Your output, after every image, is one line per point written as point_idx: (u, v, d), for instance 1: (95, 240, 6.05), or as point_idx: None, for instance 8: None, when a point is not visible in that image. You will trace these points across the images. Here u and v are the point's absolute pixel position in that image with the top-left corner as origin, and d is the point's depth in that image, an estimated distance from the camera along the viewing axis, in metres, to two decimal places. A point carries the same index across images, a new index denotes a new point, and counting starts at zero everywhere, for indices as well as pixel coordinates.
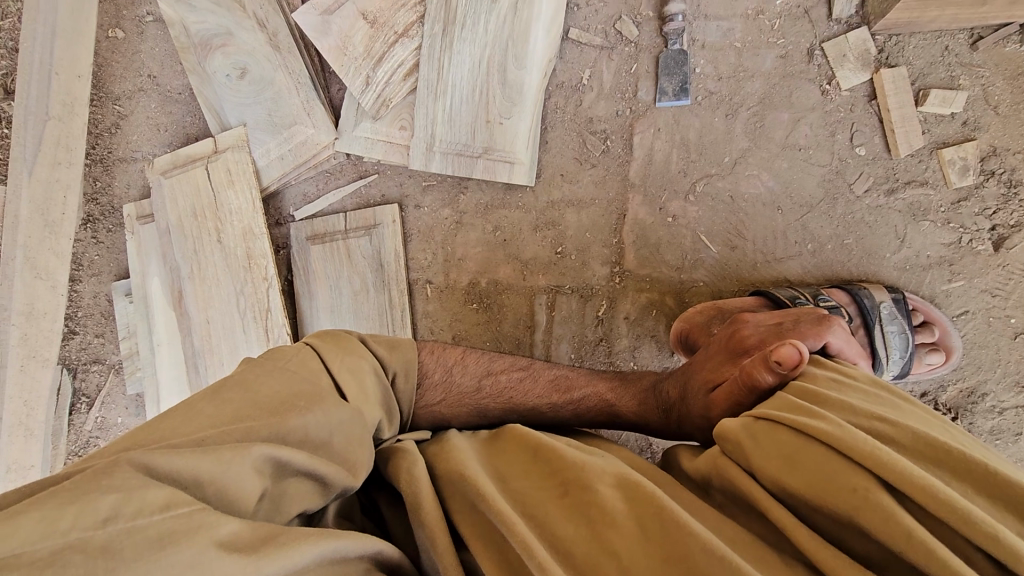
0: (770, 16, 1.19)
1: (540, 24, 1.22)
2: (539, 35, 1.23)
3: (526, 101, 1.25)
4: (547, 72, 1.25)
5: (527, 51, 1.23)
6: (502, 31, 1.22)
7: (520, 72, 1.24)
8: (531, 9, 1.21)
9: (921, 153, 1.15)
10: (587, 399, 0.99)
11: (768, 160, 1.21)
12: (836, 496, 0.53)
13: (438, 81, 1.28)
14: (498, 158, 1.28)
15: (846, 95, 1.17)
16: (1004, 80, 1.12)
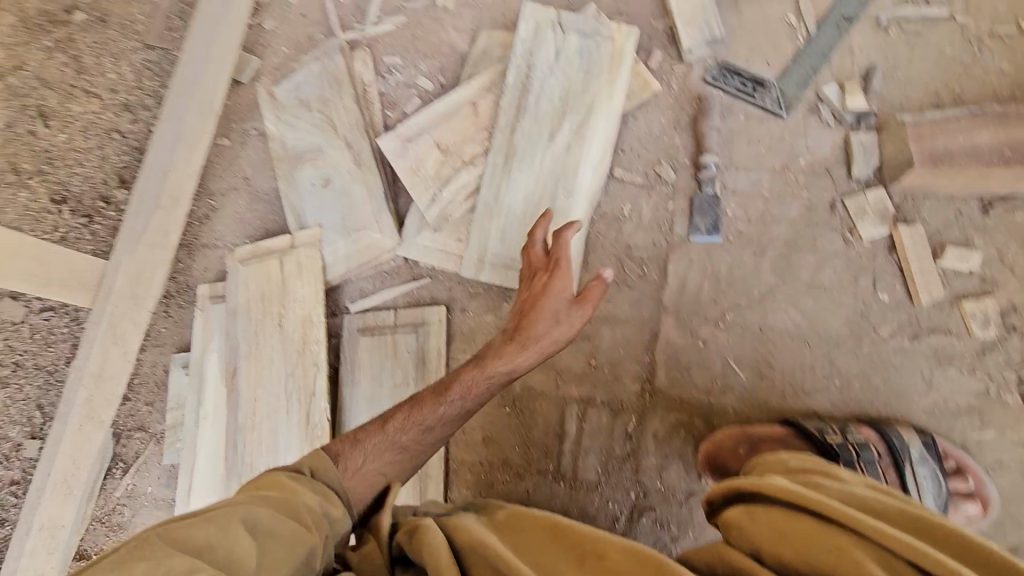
0: (794, 172, 1.34)
1: (589, 162, 1.40)
2: (586, 170, 1.39)
3: (571, 227, 1.39)
4: (592, 203, 1.40)
5: (577, 181, 1.39)
6: (556, 164, 1.40)
7: (570, 197, 1.39)
8: (582, 148, 1.39)
9: (943, 303, 1.22)
10: (468, 384, 1.08)
11: (795, 296, 1.29)
12: (832, 556, 0.71)
13: (496, 203, 1.45)
14: None
15: (867, 244, 1.27)
16: (1016, 243, 1.22)
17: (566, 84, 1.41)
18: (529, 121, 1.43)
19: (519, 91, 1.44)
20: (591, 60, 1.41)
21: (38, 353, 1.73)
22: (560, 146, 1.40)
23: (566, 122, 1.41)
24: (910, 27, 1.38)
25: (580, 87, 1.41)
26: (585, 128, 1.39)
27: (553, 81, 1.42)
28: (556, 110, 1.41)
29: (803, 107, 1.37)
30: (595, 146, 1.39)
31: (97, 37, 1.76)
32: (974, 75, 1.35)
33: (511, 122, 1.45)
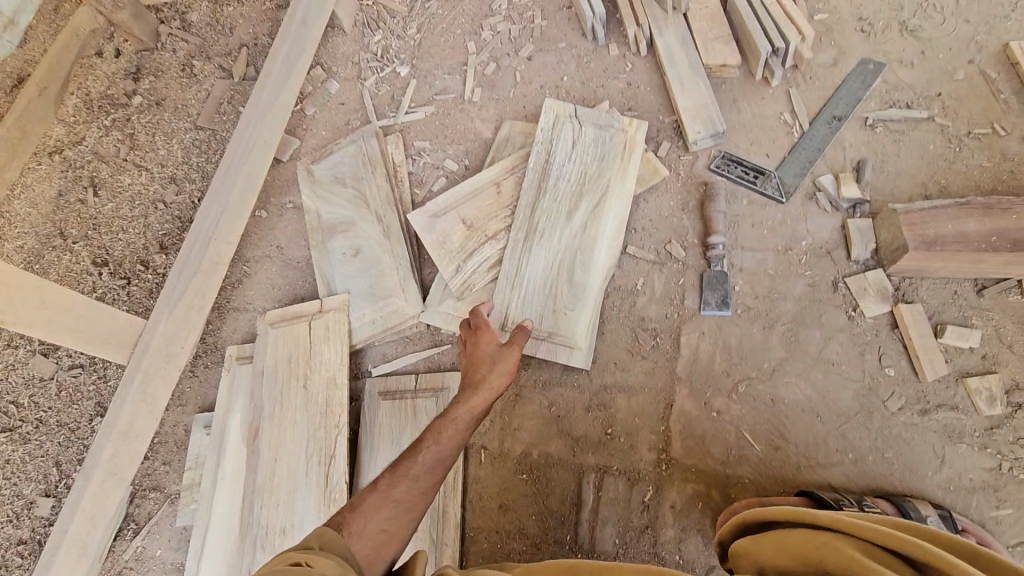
0: (797, 253, 1.44)
1: (604, 240, 1.50)
2: (602, 247, 1.49)
3: (588, 298, 1.46)
4: (607, 276, 1.48)
5: (593, 258, 1.48)
6: (574, 241, 1.50)
7: (588, 272, 1.47)
8: (596, 227, 1.50)
9: (948, 379, 1.27)
10: (440, 430, 1.16)
11: (804, 369, 1.34)
12: (816, 559, 0.74)
13: (517, 275, 1.51)
14: (560, 342, 1.44)
15: (870, 320, 1.34)
16: (1012, 323, 1.28)
17: (583, 169, 1.55)
18: (548, 202, 1.54)
19: (539, 175, 1.57)
20: (604, 149, 1.55)
21: (62, 410, 1.78)
22: (577, 225, 1.51)
23: (583, 203, 1.53)
24: (893, 128, 1.54)
25: (595, 173, 1.54)
26: (600, 209, 1.51)
27: (571, 166, 1.56)
28: (573, 193, 1.53)
29: (801, 194, 1.50)
30: (609, 225, 1.50)
31: (152, 119, 1.95)
32: (957, 168, 1.47)
33: (531, 202, 1.56)
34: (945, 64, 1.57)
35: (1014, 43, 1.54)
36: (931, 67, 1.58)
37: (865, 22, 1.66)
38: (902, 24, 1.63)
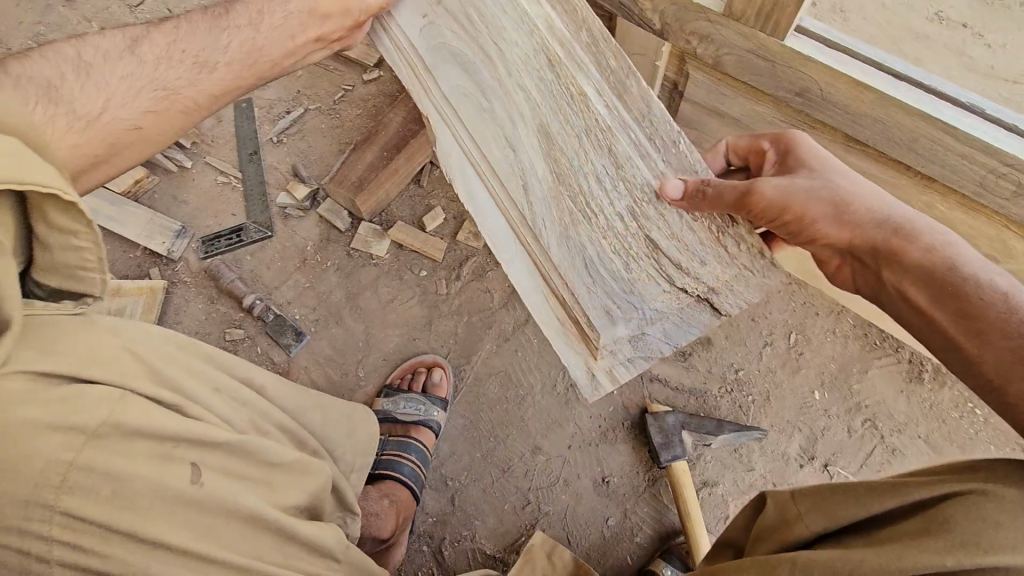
0: (310, 257, 1.63)
1: (489, 135, 0.87)
2: (457, 79, 0.89)
3: (526, 158, 0.85)
4: (561, 212, 0.84)
5: (399, 57, 0.94)
6: (581, 226, 0.83)
7: (439, 137, 0.92)
8: (506, 174, 0.86)
9: (451, 246, 1.61)
10: None
11: (384, 321, 1.55)
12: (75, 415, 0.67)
13: (572, 81, 0.83)
14: (565, 153, 0.84)
15: (387, 254, 1.61)
16: (449, 187, 1.69)
17: (619, 215, 0.83)
18: (495, 188, 0.88)
19: (581, 117, 0.83)
20: (612, 261, 0.82)
21: None
22: (502, 166, 0.87)
23: (568, 147, 0.83)
24: (292, 131, 1.81)
25: (610, 249, 0.83)
26: (521, 195, 0.85)
27: (632, 211, 0.82)
28: (496, 196, 0.88)
29: (278, 220, 1.68)
30: (481, 190, 0.89)
31: None
32: (349, 125, 1.81)
33: (484, 22, 0.86)
34: None
35: None
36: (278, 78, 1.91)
37: None
38: None
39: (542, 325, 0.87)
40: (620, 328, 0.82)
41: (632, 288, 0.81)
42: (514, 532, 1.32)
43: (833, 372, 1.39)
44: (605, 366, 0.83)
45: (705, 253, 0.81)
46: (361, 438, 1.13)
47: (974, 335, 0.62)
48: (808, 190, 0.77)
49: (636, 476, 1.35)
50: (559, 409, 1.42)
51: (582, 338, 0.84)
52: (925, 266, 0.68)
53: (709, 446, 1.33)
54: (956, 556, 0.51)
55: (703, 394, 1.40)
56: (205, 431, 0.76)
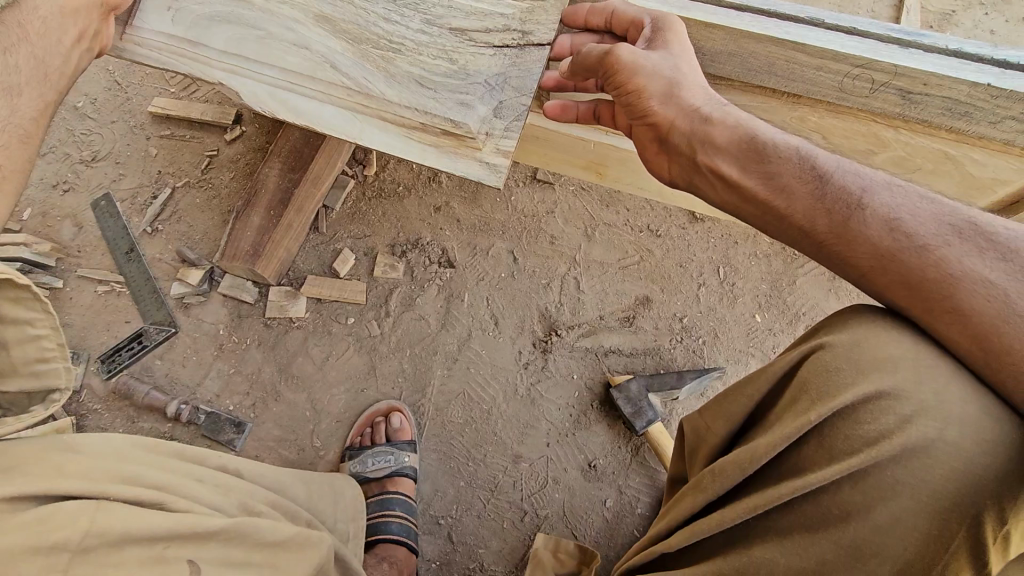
0: (228, 340, 1.51)
1: (280, 49, 0.92)
2: (228, 30, 0.94)
3: (321, 50, 0.92)
4: (374, 65, 0.90)
5: (151, 46, 0.96)
6: (394, 59, 0.91)
7: (229, 82, 0.93)
8: (316, 69, 0.91)
9: (372, 283, 1.54)
10: None
11: (325, 381, 1.46)
12: (57, 529, 0.61)
13: None
14: (347, 26, 0.93)
15: (307, 313, 1.52)
16: (351, 225, 1.61)
17: (421, 32, 0.92)
18: (313, 92, 0.91)
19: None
20: (441, 67, 0.90)
21: None
22: (304, 66, 0.91)
23: (343, 18, 0.93)
24: (166, 216, 1.67)
25: (431, 59, 0.90)
26: (337, 74, 0.91)
27: (429, 20, 0.93)
28: (320, 98, 0.91)
29: (180, 313, 1.55)
30: (302, 100, 0.91)
31: None
32: (226, 191, 1.68)
33: None
34: (137, 153, 1.76)
35: (152, 109, 1.79)
36: (134, 163, 1.75)
37: (63, 185, 1.71)
38: (83, 161, 1.75)
39: (420, 161, 0.88)
40: (483, 110, 0.87)
41: (468, 71, 0.90)
42: (520, 546, 1.29)
43: (767, 292, 1.45)
44: (491, 148, 0.87)
45: (507, 12, 0.93)
46: (348, 505, 1.07)
47: (781, 193, 0.74)
48: (656, 70, 0.83)
49: (619, 451, 1.36)
50: (527, 411, 1.39)
51: (455, 140, 0.88)
52: (733, 146, 0.79)
53: (677, 399, 1.35)
54: (816, 410, 0.62)
55: (657, 351, 1.41)
56: (201, 523, 0.69)
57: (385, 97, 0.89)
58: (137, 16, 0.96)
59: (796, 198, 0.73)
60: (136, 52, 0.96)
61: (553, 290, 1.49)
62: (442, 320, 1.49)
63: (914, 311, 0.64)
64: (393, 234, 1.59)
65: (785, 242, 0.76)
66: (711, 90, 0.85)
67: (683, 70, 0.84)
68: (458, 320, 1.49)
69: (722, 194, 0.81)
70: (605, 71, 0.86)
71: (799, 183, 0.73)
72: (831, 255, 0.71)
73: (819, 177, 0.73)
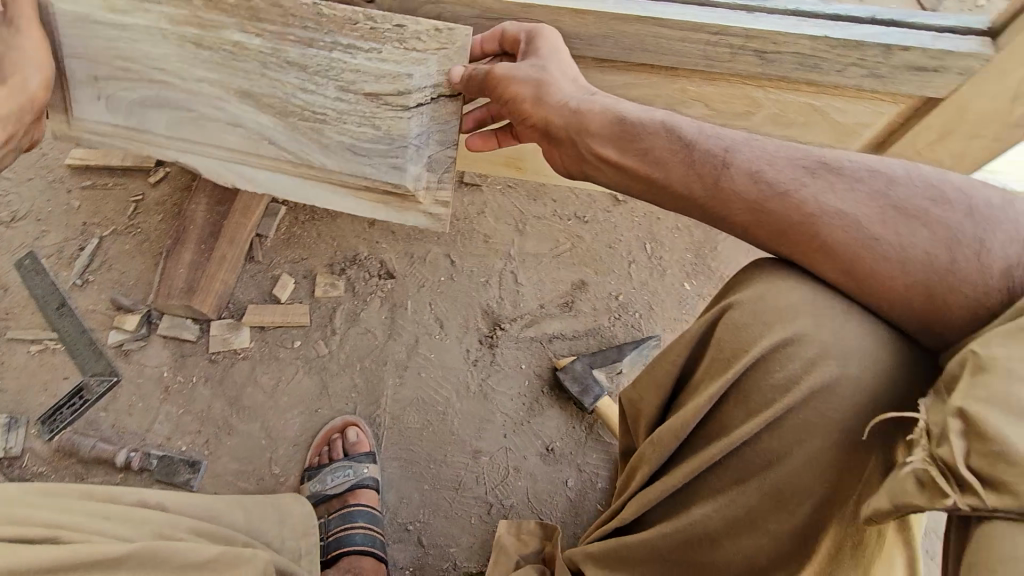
0: (173, 382, 1.49)
1: (227, 133, 1.05)
2: (175, 117, 1.06)
3: (262, 131, 1.03)
4: (315, 141, 1.03)
5: (102, 135, 1.09)
6: (326, 135, 1.02)
7: (187, 160, 1.09)
8: (256, 145, 1.05)
9: (314, 305, 1.55)
10: None
11: (278, 407, 1.45)
12: None
13: (217, 48, 0.99)
14: (277, 106, 1.02)
15: (252, 343, 1.52)
16: (287, 250, 1.62)
17: (338, 99, 0.99)
18: (271, 165, 1.06)
19: (249, 60, 0.99)
20: (368, 135, 1.01)
21: None
22: (251, 146, 1.05)
23: (269, 94, 1.01)
24: (96, 266, 1.64)
25: (358, 128, 1.01)
26: (285, 154, 1.04)
27: (343, 87, 0.99)
28: (280, 172, 1.06)
29: (120, 361, 1.52)
30: (266, 174, 1.07)
31: None
32: (155, 234, 1.67)
33: (136, 57, 1.02)
34: (59, 208, 1.73)
35: (69, 162, 1.77)
36: (56, 218, 1.71)
37: None
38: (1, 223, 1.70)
39: (372, 215, 1.07)
40: (417, 171, 1.02)
41: (393, 135, 1.00)
42: (490, 538, 1.31)
43: (692, 260, 1.53)
44: (431, 201, 1.04)
45: (412, 72, 0.96)
46: (296, 523, 1.10)
47: (654, 166, 0.80)
48: (527, 75, 0.88)
49: (574, 432, 1.40)
50: (481, 406, 1.42)
51: (402, 200, 1.05)
52: (609, 134, 0.83)
53: (622, 372, 1.41)
54: (735, 364, 0.67)
55: (597, 330, 1.47)
56: (98, 552, 0.72)
57: (332, 172, 1.05)
58: (72, 105, 1.07)
59: (672, 169, 0.78)
60: (85, 127, 1.09)
61: (492, 287, 1.54)
62: (388, 330, 1.51)
63: (795, 253, 0.71)
64: (330, 254, 1.61)
65: (675, 211, 0.82)
66: (584, 86, 0.90)
67: (555, 72, 0.89)
68: (403, 328, 1.51)
69: (613, 178, 0.86)
70: (482, 84, 0.91)
71: (671, 155, 0.79)
72: (715, 217, 0.77)
73: (688, 147, 0.78)
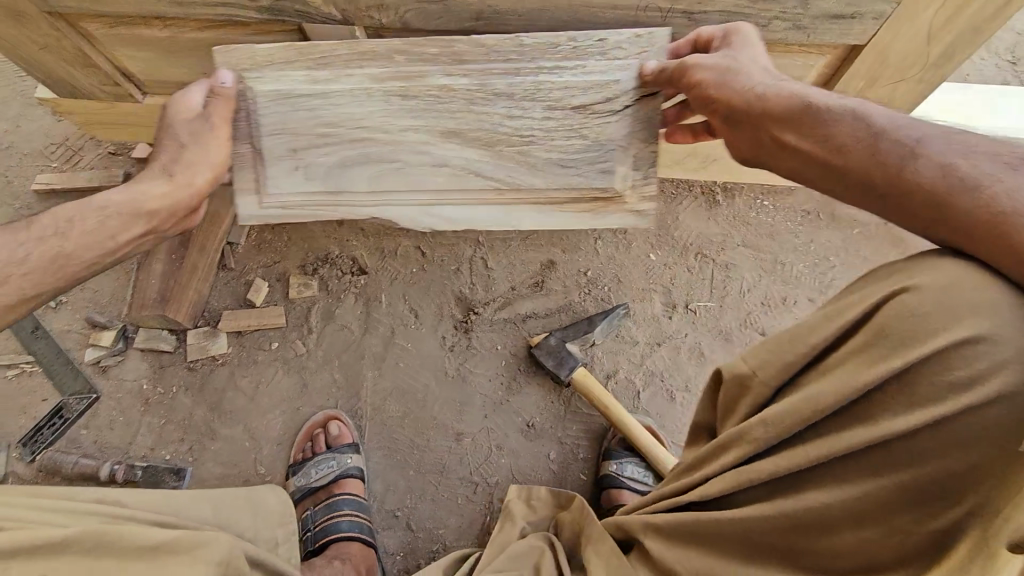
0: (153, 394, 1.49)
1: (423, 174, 0.97)
2: (422, 174, 0.97)
3: (417, 161, 0.96)
4: (477, 164, 0.96)
5: (299, 205, 0.98)
6: (524, 153, 0.96)
7: (402, 217, 0.99)
8: (462, 181, 0.97)
9: (289, 306, 1.57)
10: None
11: (260, 408, 1.46)
12: None
13: (385, 89, 0.94)
14: (506, 139, 0.95)
15: (230, 348, 1.53)
16: (259, 255, 1.64)
17: (546, 119, 0.94)
18: (463, 201, 0.97)
19: (456, 99, 0.94)
20: (577, 146, 0.95)
21: None
22: (451, 181, 0.97)
23: (462, 125, 0.95)
24: None
25: (562, 140, 0.95)
26: (460, 175, 0.96)
27: (552, 105, 0.94)
28: (456, 204, 0.98)
29: (99, 378, 1.52)
30: (437, 204, 0.98)
31: None
32: None
33: (338, 112, 0.95)
34: None
35: (35, 187, 1.77)
36: None
37: None
38: None
39: (576, 225, 0.99)
40: (625, 168, 0.95)
41: (599, 141, 0.94)
42: (478, 517, 1.33)
43: (657, 231, 1.58)
44: (638, 198, 0.96)
45: (619, 76, 0.92)
46: (272, 515, 1.05)
47: (837, 153, 0.67)
48: (720, 72, 0.81)
49: (552, 407, 1.42)
50: (460, 390, 1.45)
51: (605, 203, 0.97)
52: (796, 115, 0.73)
53: (595, 343, 1.45)
54: (900, 356, 0.54)
55: (569, 307, 1.50)
56: (56, 540, 0.75)
57: (542, 191, 0.96)
58: (230, 170, 0.97)
59: (840, 151, 0.67)
60: (246, 208, 0.98)
61: (464, 273, 1.56)
62: (364, 324, 1.53)
63: (953, 238, 0.58)
64: (302, 256, 1.63)
65: (847, 198, 0.69)
66: (773, 72, 0.81)
67: (733, 61, 0.81)
68: (379, 321, 1.53)
69: (784, 164, 0.75)
70: (670, 73, 0.87)
71: (854, 137, 0.66)
72: (921, 219, 0.60)
73: (875, 133, 0.65)
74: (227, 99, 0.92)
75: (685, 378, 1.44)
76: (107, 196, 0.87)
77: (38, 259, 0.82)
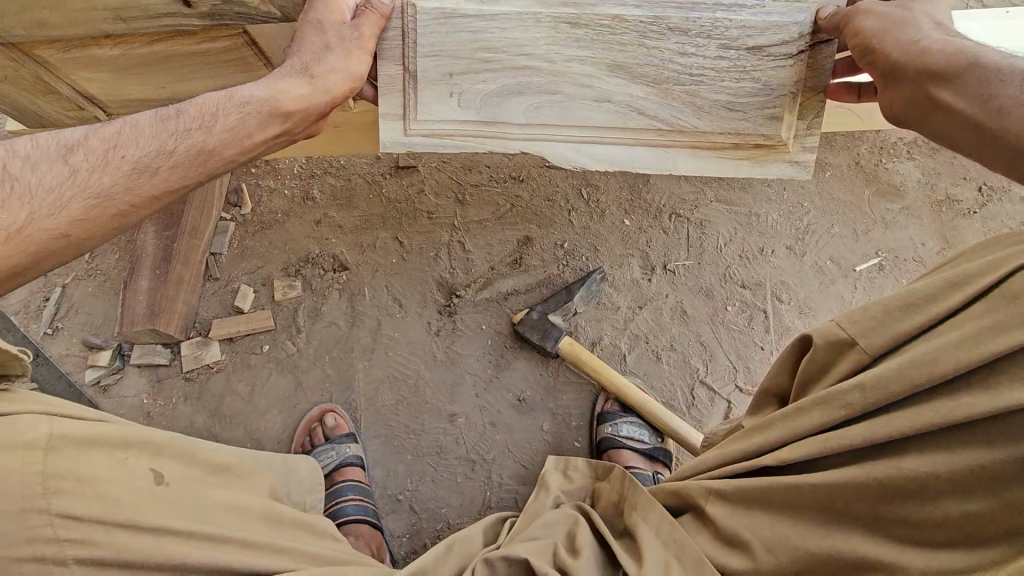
0: (154, 407, 1.53)
1: (581, 110, 0.89)
2: (532, 109, 0.89)
3: (605, 106, 0.89)
4: (632, 108, 0.89)
5: (447, 135, 0.90)
6: (653, 99, 0.88)
7: (550, 154, 0.92)
8: (621, 119, 0.89)
9: (277, 308, 1.60)
10: None
11: (259, 410, 1.50)
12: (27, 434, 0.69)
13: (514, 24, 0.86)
14: (634, 65, 0.87)
15: (223, 356, 1.56)
16: (241, 262, 1.66)
17: (720, 58, 0.87)
18: (596, 143, 0.91)
19: (627, 32, 0.86)
20: (746, 89, 0.88)
21: None
22: (612, 120, 0.89)
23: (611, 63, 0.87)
24: (63, 313, 1.68)
25: (733, 80, 0.88)
26: (635, 132, 0.90)
27: (725, 44, 0.87)
28: (602, 149, 0.91)
29: (101, 398, 1.56)
30: (608, 151, 0.91)
31: None
32: (115, 272, 1.71)
33: (494, 47, 0.87)
34: None
35: None
36: None
37: None
38: None
39: (731, 175, 0.93)
40: (791, 116, 0.89)
41: (769, 84, 0.88)
42: (478, 495, 1.36)
43: (629, 197, 1.59)
44: (798, 147, 0.91)
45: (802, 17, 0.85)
46: (305, 479, 1.06)
47: (996, 116, 0.66)
48: (935, 27, 0.76)
49: (542, 380, 1.45)
50: (451, 372, 1.47)
51: (766, 150, 0.91)
52: (962, 73, 0.70)
53: (577, 312, 1.47)
54: None
55: (549, 281, 1.52)
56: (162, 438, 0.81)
57: (677, 134, 0.90)
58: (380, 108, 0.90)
59: (1004, 115, 0.65)
60: (391, 134, 0.90)
61: (445, 258, 1.58)
62: (351, 318, 1.55)
63: None
64: (285, 258, 1.65)
65: (986, 161, 0.68)
66: (940, 25, 0.77)
67: (907, 17, 0.77)
68: (365, 314, 1.55)
69: (946, 126, 0.72)
70: (840, 19, 0.81)
71: (1021, 100, 0.64)
72: None
73: None
74: (379, 15, 0.84)
75: (670, 337, 1.46)
76: (247, 88, 0.79)
77: (185, 153, 0.76)
